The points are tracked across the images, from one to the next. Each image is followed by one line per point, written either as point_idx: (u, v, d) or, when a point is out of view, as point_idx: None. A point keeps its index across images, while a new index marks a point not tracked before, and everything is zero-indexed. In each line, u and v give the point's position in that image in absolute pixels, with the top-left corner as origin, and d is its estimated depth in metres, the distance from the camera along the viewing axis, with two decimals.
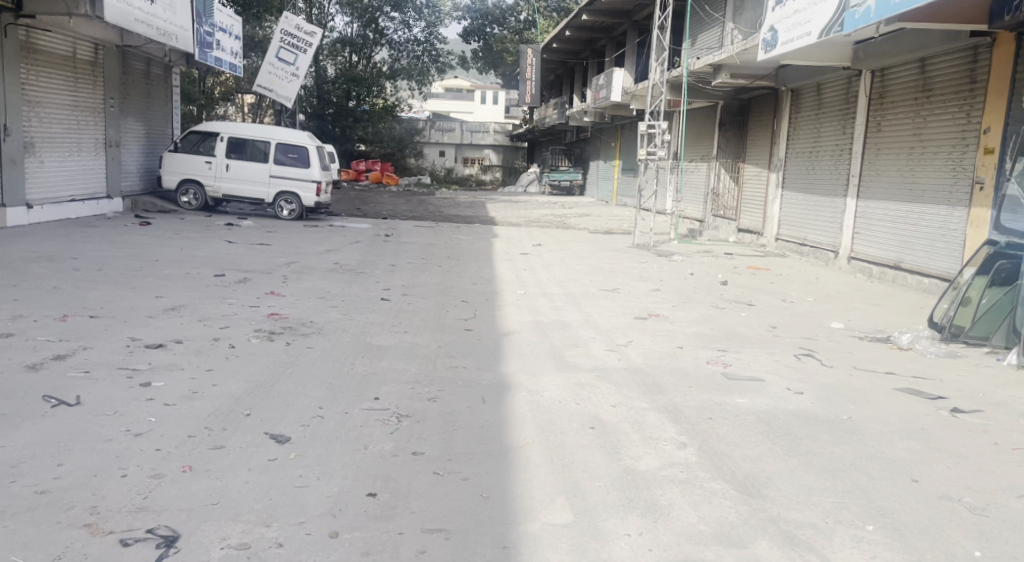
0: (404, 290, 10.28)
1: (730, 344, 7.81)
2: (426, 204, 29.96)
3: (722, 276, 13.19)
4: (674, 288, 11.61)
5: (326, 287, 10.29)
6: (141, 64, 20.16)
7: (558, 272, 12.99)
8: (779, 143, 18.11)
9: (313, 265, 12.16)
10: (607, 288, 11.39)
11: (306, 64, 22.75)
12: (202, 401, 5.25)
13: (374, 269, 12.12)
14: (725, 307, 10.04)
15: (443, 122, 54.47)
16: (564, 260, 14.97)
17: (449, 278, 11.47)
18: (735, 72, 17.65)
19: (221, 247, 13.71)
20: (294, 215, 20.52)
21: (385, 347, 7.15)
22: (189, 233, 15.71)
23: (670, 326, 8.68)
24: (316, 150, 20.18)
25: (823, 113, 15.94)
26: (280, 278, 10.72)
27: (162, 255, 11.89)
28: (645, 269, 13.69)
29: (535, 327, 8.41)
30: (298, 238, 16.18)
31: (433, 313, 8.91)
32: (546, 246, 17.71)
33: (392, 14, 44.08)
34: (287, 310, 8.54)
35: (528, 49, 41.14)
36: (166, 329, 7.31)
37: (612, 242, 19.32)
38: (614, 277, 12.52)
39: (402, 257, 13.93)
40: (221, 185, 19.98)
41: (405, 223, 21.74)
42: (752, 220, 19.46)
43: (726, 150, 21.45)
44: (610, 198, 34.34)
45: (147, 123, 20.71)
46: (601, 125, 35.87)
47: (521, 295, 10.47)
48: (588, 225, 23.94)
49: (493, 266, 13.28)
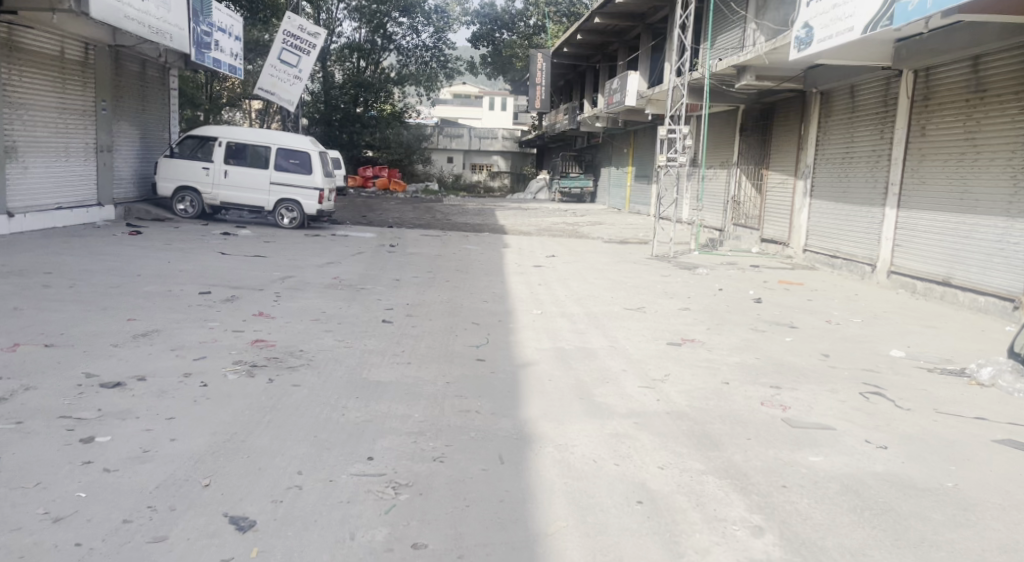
0: (408, 310, 9.28)
1: (781, 378, 6.77)
2: (433, 212, 28.94)
3: (754, 292, 12.13)
4: (704, 307, 10.56)
5: (321, 306, 9.28)
6: (135, 65, 19.22)
7: (575, 288, 11.95)
8: (807, 149, 17.02)
9: (309, 280, 11.15)
10: (630, 307, 10.35)
11: (309, 66, 21.77)
12: (151, 466, 4.28)
13: (376, 285, 11.11)
14: (766, 331, 8.97)
15: (451, 128, 53.47)
16: (580, 273, 13.94)
17: (457, 296, 10.46)
18: (761, 73, 16.60)
19: (212, 259, 12.72)
20: (295, 224, 19.56)
21: (384, 384, 6.13)
22: (180, 243, 14.74)
23: (709, 355, 7.64)
24: (318, 155, 19.18)
25: (857, 118, 14.87)
26: (271, 296, 9.73)
27: (144, 270, 10.88)
28: (669, 284, 12.63)
29: (556, 356, 7.38)
30: (296, 249, 15.19)
31: (438, 338, 7.90)
32: (561, 257, 16.67)
33: (400, 20, 43.05)
34: (274, 336, 7.52)
35: (538, 54, 40.12)
36: (130, 361, 6.31)
37: (630, 252, 18.29)
38: (637, 294, 11.48)
39: (406, 270, 12.91)
40: (219, 192, 19.08)
41: (410, 233, 20.75)
42: (777, 229, 18.40)
43: (747, 156, 20.40)
44: (623, 205, 33.31)
45: (142, 127, 19.77)
46: (613, 131, 34.82)
47: (538, 316, 9.44)
48: (602, 235, 22.89)
49: (504, 281, 12.26)
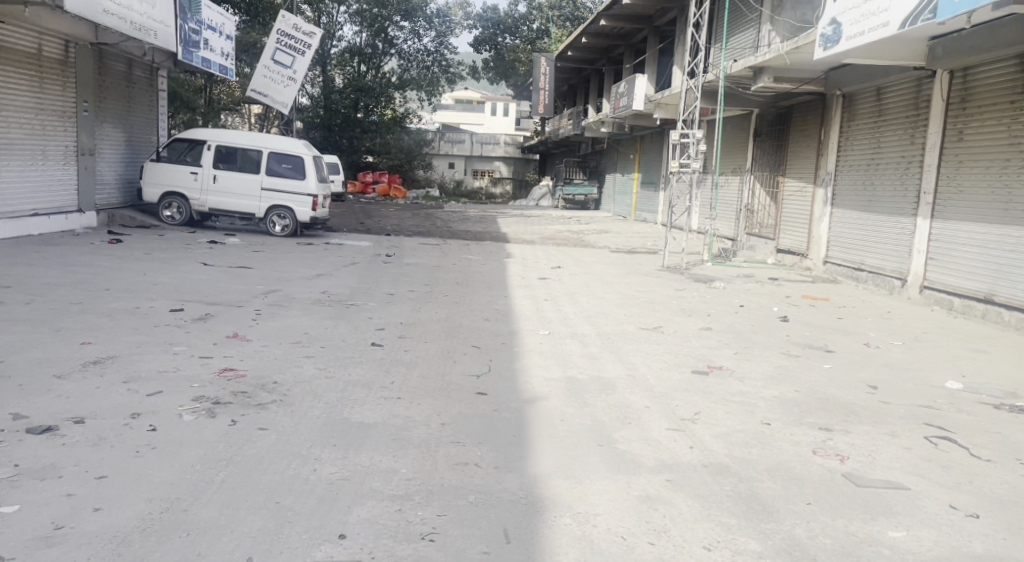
0: (403, 331, 8.37)
1: (830, 417, 5.85)
2: (434, 220, 28.06)
3: (777, 309, 11.22)
4: (727, 326, 9.64)
5: (304, 326, 8.35)
6: (121, 64, 18.37)
7: (585, 303, 11.04)
8: (827, 155, 16.09)
9: (295, 294, 10.24)
10: (646, 327, 9.44)
11: (304, 67, 20.87)
12: (58, 553, 3.51)
13: (368, 300, 10.21)
14: (800, 355, 8.06)
15: (453, 133, 52.70)
16: (589, 287, 13.02)
17: (456, 314, 9.55)
18: (778, 74, 15.68)
19: (193, 271, 11.82)
20: (288, 231, 18.67)
21: (369, 426, 5.23)
22: (161, 252, 13.83)
23: (742, 386, 6.72)
24: (313, 159, 18.31)
25: (884, 121, 13.97)
26: (252, 313, 8.83)
27: (115, 283, 9.99)
28: (685, 300, 11.72)
29: (569, 390, 6.47)
30: (287, 259, 14.29)
31: (435, 366, 6.98)
32: (567, 268, 15.78)
33: (401, 24, 42.27)
34: (246, 363, 6.62)
35: (542, 58, 39.35)
36: (70, 398, 5.39)
37: (639, 263, 17.38)
38: (652, 311, 10.58)
39: (402, 284, 11.99)
40: (208, 198, 18.19)
41: (409, 241, 19.87)
42: (794, 239, 17.51)
43: (762, 163, 19.51)
44: (629, 213, 32.44)
45: (128, 130, 18.88)
46: (619, 136, 33.98)
47: (546, 337, 8.52)
48: (610, 244, 22.01)
49: (508, 296, 11.34)
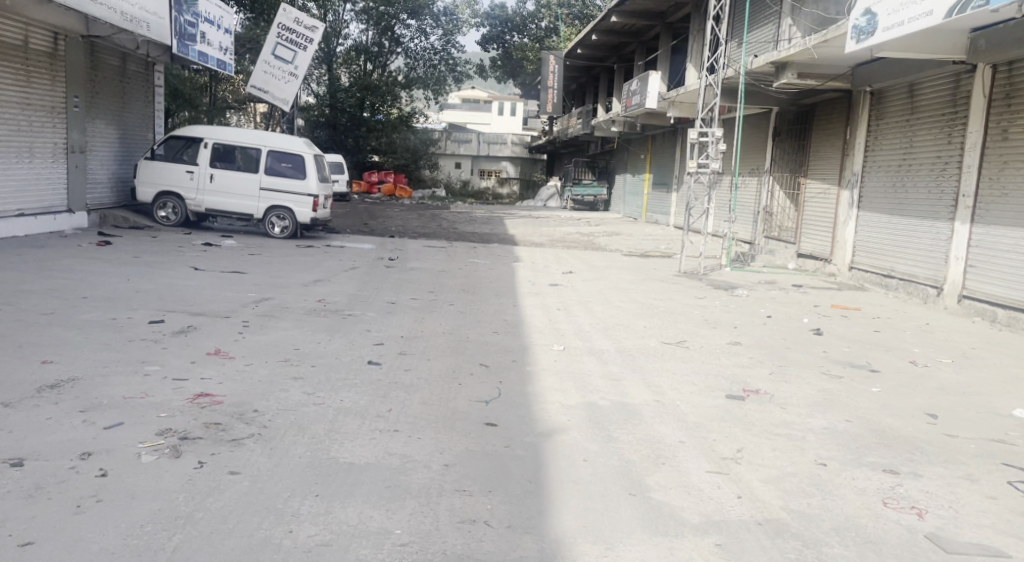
0: (403, 346, 7.61)
1: (894, 456, 5.08)
2: (440, 220, 27.29)
3: (807, 320, 10.44)
4: (757, 341, 8.87)
5: (295, 341, 7.60)
6: (115, 59, 17.65)
7: (600, 314, 10.28)
8: (853, 155, 15.30)
9: (288, 304, 9.50)
10: (669, 341, 8.67)
11: (307, 63, 20.11)
12: None
13: (367, 310, 9.45)
14: (843, 376, 7.28)
15: (459, 133, 51.97)
16: (603, 294, 12.26)
17: (462, 326, 8.79)
18: (803, 69, 14.97)
19: (181, 276, 11.07)
20: (287, 233, 17.92)
21: (360, 469, 4.48)
22: (151, 256, 13.10)
23: (785, 415, 5.94)
24: (313, 158, 17.61)
25: (917, 119, 13.18)
26: (238, 326, 8.06)
27: (95, 291, 9.25)
28: (707, 310, 10.95)
29: (591, 418, 5.70)
30: (284, 263, 13.56)
31: (439, 389, 6.22)
32: (579, 273, 15.02)
33: (408, 22, 41.51)
34: (225, 386, 5.87)
35: (550, 56, 38.55)
36: (14, 433, 4.65)
37: (655, 268, 16.59)
38: (674, 322, 9.80)
39: (405, 291, 11.23)
40: (205, 199, 17.47)
41: (413, 243, 19.13)
42: (817, 244, 16.72)
43: (782, 163, 18.72)
44: (639, 214, 31.64)
45: (122, 127, 18.16)
46: (629, 135, 33.24)
47: (561, 355, 7.75)
48: (622, 247, 21.25)
49: (518, 305, 10.58)
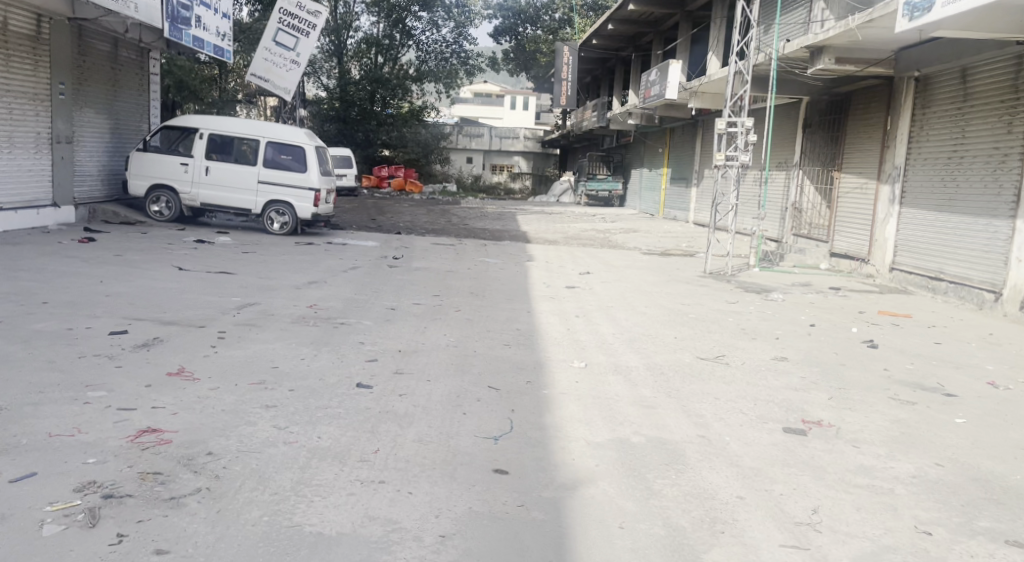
0: (399, 364, 6.56)
1: (1015, 519, 4.04)
2: (450, 216, 26.26)
3: (854, 329, 9.35)
4: (804, 355, 7.79)
5: (276, 357, 6.55)
6: (105, 44, 16.66)
7: (623, 322, 9.21)
8: (895, 147, 14.40)
9: (275, 310, 8.46)
10: (706, 356, 7.60)
11: (309, 50, 19.08)
12: None
13: (363, 318, 8.43)
14: (915, 402, 6.23)
15: (471, 127, 50.91)
16: (624, 298, 11.19)
17: (469, 338, 7.74)
18: (841, 54, 14.15)
19: (161, 278, 10.06)
20: (287, 230, 16.91)
21: (330, 546, 3.49)
22: (135, 253, 12.10)
23: (860, 457, 4.89)
24: (315, 150, 16.65)
25: (970, 107, 12.31)
26: (212, 338, 7.02)
27: (58, 296, 8.25)
28: (742, 317, 9.90)
29: (624, 460, 4.66)
30: (279, 262, 12.56)
31: (438, 421, 5.17)
32: (597, 273, 13.98)
33: (419, 14, 40.45)
34: (179, 418, 4.85)
35: (565, 48, 37.37)
36: None
37: (678, 268, 15.49)
38: (708, 333, 8.76)
39: (407, 295, 10.19)
40: (200, 192, 16.49)
41: (420, 240, 18.14)
42: (853, 242, 15.65)
43: (813, 157, 17.65)
44: (656, 210, 30.49)
45: (114, 116, 17.18)
46: (646, 129, 32.12)
47: (583, 374, 6.69)
48: (640, 245, 20.20)
49: (531, 312, 9.53)
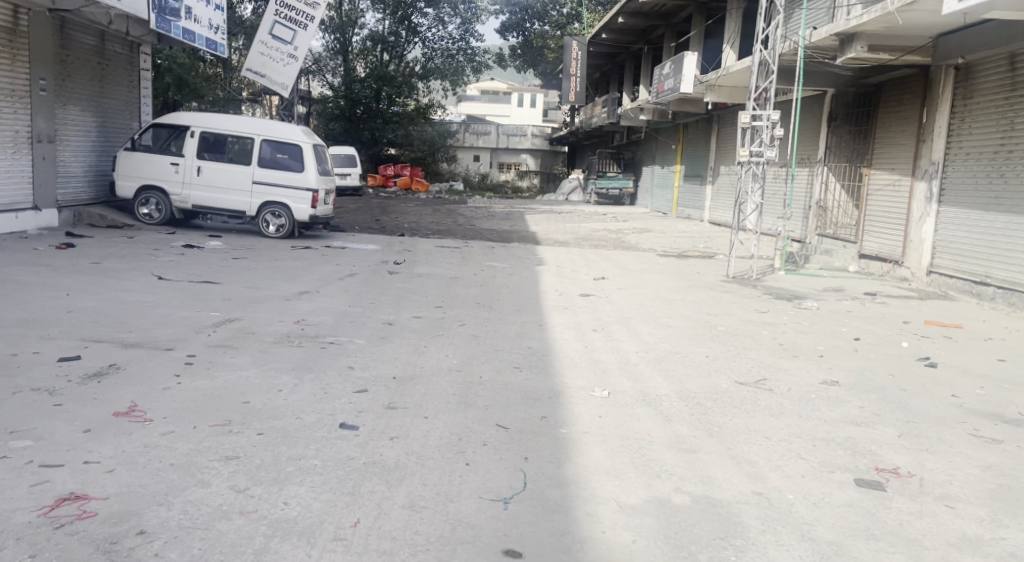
0: (392, 396, 5.62)
1: None
2: (456, 216, 25.33)
3: (905, 344, 8.41)
4: (857, 378, 6.86)
5: (248, 388, 5.61)
6: (90, 37, 15.75)
7: (647, 337, 8.27)
8: (933, 141, 13.44)
9: (256, 328, 7.54)
10: (745, 379, 6.66)
11: (307, 43, 18.13)
12: None
13: (355, 336, 7.50)
14: (1003, 439, 5.30)
15: (478, 124, 49.96)
16: (645, 307, 10.26)
17: (473, 361, 6.81)
18: (875, 42, 13.24)
19: (136, 289, 9.14)
20: (282, 233, 15.96)
21: None
22: (113, 260, 11.18)
23: (956, 526, 4.00)
24: (312, 149, 15.75)
25: (1019, 98, 11.41)
26: (179, 363, 6.10)
27: (13, 313, 7.33)
28: (778, 330, 8.96)
29: (668, 533, 3.78)
30: (271, 269, 11.63)
31: (435, 476, 4.24)
32: (613, 278, 13.04)
33: (425, 10, 39.50)
34: (114, 479, 3.94)
35: (573, 42, 36.25)
36: None
37: (699, 271, 14.53)
38: (742, 350, 7.83)
39: (406, 307, 9.27)
40: (191, 194, 15.61)
41: (424, 242, 17.24)
42: (886, 243, 14.70)
43: (839, 152, 16.68)
44: (669, 209, 29.52)
45: (101, 114, 16.28)
46: (658, 124, 31.12)
47: (607, 406, 5.74)
48: (655, 245, 19.24)
49: (544, 325, 8.60)
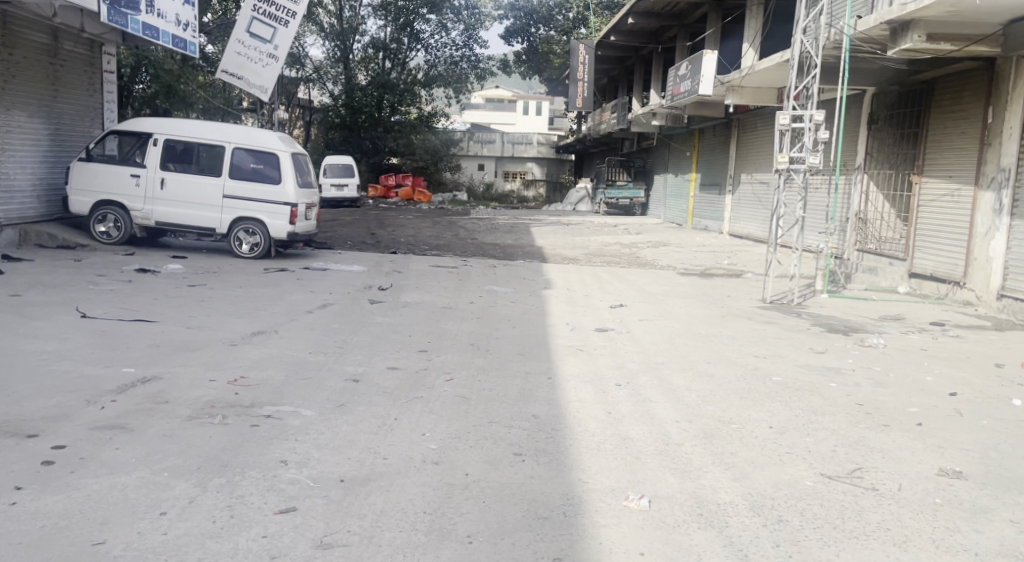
0: (330, 522, 3.81)
1: None
2: (458, 229, 23.51)
3: (1018, 403, 6.55)
4: (987, 466, 5.01)
5: (114, 509, 3.79)
6: (39, 34, 13.99)
7: (685, 396, 6.42)
8: (1002, 143, 11.61)
9: (173, 391, 5.70)
10: (833, 471, 4.83)
11: (288, 42, 16.25)
12: None
13: (304, 403, 5.66)
14: None
15: (482, 133, 48.25)
16: (676, 347, 8.41)
17: (457, 444, 4.97)
18: (935, 29, 11.41)
19: (40, 332, 7.32)
20: (256, 252, 14.07)
21: None
22: (36, 291, 9.36)
23: None
24: (291, 158, 13.98)
25: None
26: (32, 462, 4.28)
27: None
28: (850, 382, 7.11)
29: None
30: (227, 300, 9.80)
31: None
32: (632, 306, 11.20)
33: (428, 16, 37.62)
34: None
35: (581, 46, 34.40)
36: None
37: (730, 295, 12.69)
38: (815, 417, 5.96)
39: (381, 353, 7.42)
40: (153, 210, 13.81)
41: (418, 261, 15.43)
42: (943, 260, 12.83)
43: (881, 158, 14.80)
44: (684, 219, 27.67)
45: (52, 120, 14.51)
46: (672, 130, 29.29)
47: (648, 532, 3.92)
48: (674, 262, 17.39)
49: (552, 379, 6.76)
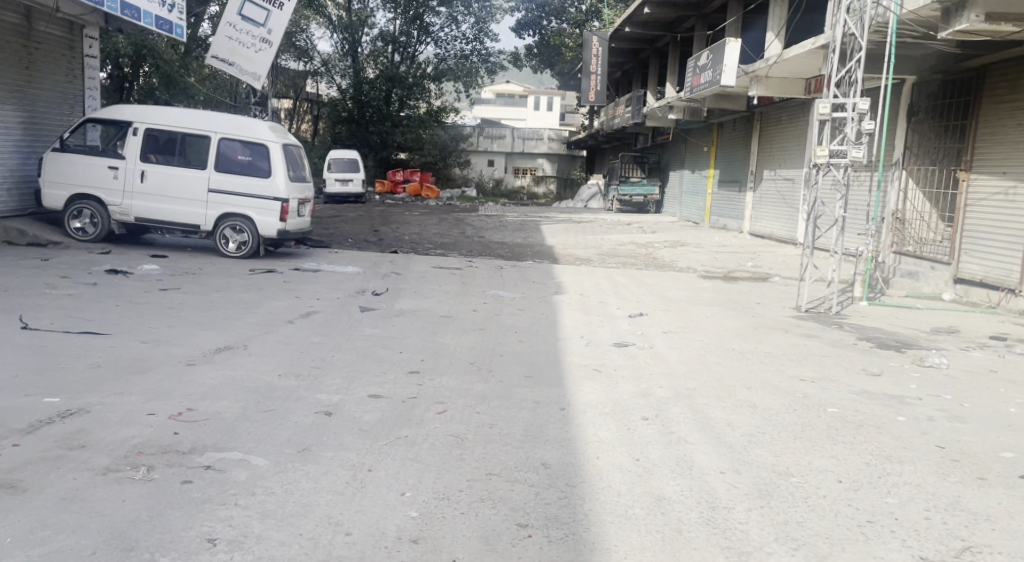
0: None
1: None
2: (464, 227, 22.38)
3: None
4: None
5: None
6: (8, 14, 12.93)
7: (727, 435, 5.28)
8: None
9: (97, 431, 4.60)
10: (934, 554, 3.76)
11: (283, 25, 14.97)
12: None
13: (255, 447, 4.55)
14: None
15: (492, 128, 47.07)
16: (707, 368, 7.26)
17: (447, 510, 3.89)
18: (997, 9, 10.19)
19: None
20: (243, 251, 12.97)
21: None
22: None
23: None
24: (282, 149, 12.88)
25: None
26: None
27: None
28: (920, 416, 5.94)
29: None
30: (198, 306, 8.68)
31: None
32: (653, 314, 10.04)
33: (438, 9, 36.36)
34: None
35: (593, 38, 33.08)
36: None
37: (759, 302, 11.50)
38: (891, 467, 4.81)
39: (364, 375, 6.31)
40: (132, 204, 12.71)
41: (419, 261, 14.31)
42: (996, 266, 11.63)
43: (922, 152, 13.54)
44: (701, 218, 26.47)
45: (25, 107, 13.45)
46: (688, 124, 28.06)
47: None
48: (695, 263, 16.20)
49: (566, 411, 5.63)
